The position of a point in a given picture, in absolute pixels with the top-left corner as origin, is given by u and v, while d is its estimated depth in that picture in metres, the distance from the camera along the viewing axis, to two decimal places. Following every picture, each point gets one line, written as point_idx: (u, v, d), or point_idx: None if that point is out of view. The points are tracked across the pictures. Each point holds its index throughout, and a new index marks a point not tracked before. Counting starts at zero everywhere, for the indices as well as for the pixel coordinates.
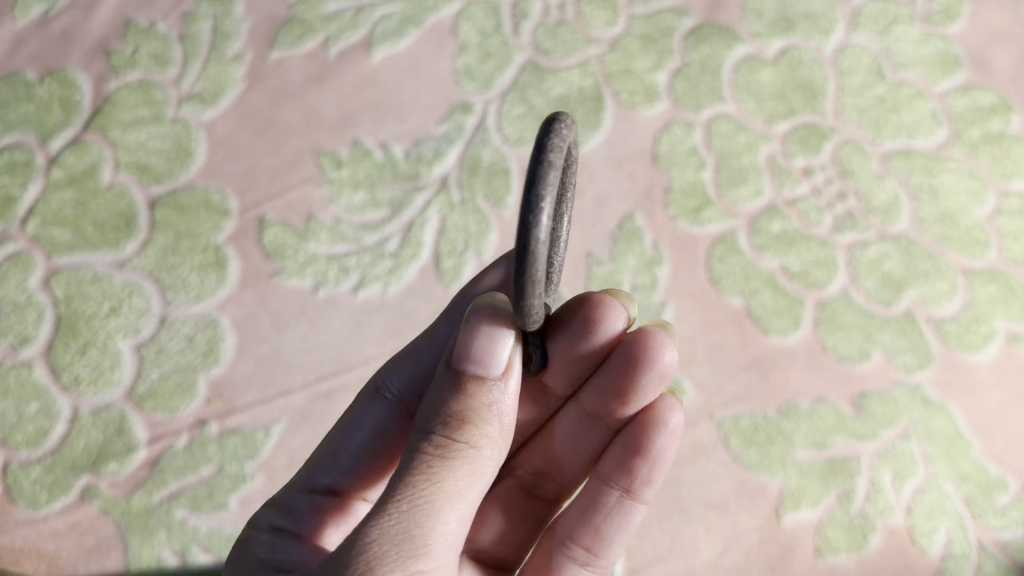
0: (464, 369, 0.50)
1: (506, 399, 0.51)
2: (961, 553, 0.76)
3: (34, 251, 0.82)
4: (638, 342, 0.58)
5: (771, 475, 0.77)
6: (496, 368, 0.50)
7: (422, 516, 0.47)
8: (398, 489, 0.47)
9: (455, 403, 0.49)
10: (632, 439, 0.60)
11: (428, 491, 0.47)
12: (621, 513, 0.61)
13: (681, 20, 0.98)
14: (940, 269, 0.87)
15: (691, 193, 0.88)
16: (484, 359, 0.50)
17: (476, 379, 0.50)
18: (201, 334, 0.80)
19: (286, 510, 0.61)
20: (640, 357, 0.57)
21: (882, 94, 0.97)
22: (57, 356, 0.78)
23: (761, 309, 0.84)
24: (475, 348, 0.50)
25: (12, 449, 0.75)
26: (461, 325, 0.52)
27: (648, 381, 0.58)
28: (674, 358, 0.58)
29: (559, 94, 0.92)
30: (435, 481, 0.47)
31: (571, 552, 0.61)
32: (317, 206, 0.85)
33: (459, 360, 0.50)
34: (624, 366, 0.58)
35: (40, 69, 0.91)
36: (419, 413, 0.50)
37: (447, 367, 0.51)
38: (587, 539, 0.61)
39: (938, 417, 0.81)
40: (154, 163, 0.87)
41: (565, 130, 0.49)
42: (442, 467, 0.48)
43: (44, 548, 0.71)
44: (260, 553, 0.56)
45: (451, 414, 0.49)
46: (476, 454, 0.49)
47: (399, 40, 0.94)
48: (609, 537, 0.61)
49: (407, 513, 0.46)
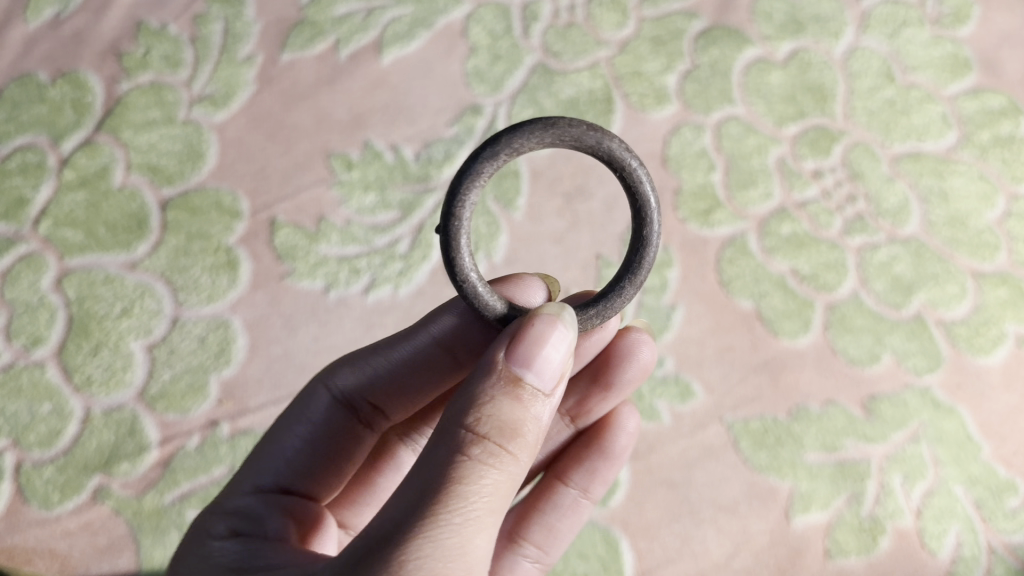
0: (519, 375, 0.50)
1: (549, 412, 0.52)
2: (970, 556, 0.76)
3: (46, 252, 0.82)
4: (619, 342, 0.71)
5: (781, 478, 0.77)
6: (551, 383, 0.51)
7: (473, 531, 0.47)
8: (452, 501, 0.47)
9: (508, 411, 0.49)
10: (593, 437, 0.71)
11: (480, 504, 0.47)
12: (575, 511, 0.70)
13: (690, 22, 0.98)
14: (950, 271, 0.87)
15: (701, 195, 0.89)
16: (544, 372, 0.51)
17: (534, 393, 0.51)
18: (212, 335, 0.80)
19: (248, 515, 0.60)
20: (618, 355, 0.71)
21: (891, 96, 0.96)
22: (69, 356, 0.79)
23: (771, 310, 0.84)
24: (536, 358, 0.51)
25: (24, 449, 0.75)
26: (523, 330, 0.51)
27: (625, 376, 0.71)
28: (651, 358, 0.71)
29: (568, 96, 0.92)
30: (489, 496, 0.48)
31: (523, 549, 0.69)
32: (328, 208, 0.86)
33: (516, 364, 0.50)
34: (606, 361, 0.71)
35: (53, 70, 0.91)
36: (461, 414, 0.49)
37: (495, 368, 0.50)
38: (539, 536, 0.69)
39: (948, 420, 0.81)
40: (166, 164, 0.87)
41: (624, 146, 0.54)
42: (495, 481, 0.48)
43: (57, 547, 0.72)
44: (227, 560, 0.55)
45: (507, 424, 0.49)
46: (523, 467, 0.50)
47: (409, 43, 0.94)
48: (558, 533, 0.70)
49: (462, 527, 0.46)
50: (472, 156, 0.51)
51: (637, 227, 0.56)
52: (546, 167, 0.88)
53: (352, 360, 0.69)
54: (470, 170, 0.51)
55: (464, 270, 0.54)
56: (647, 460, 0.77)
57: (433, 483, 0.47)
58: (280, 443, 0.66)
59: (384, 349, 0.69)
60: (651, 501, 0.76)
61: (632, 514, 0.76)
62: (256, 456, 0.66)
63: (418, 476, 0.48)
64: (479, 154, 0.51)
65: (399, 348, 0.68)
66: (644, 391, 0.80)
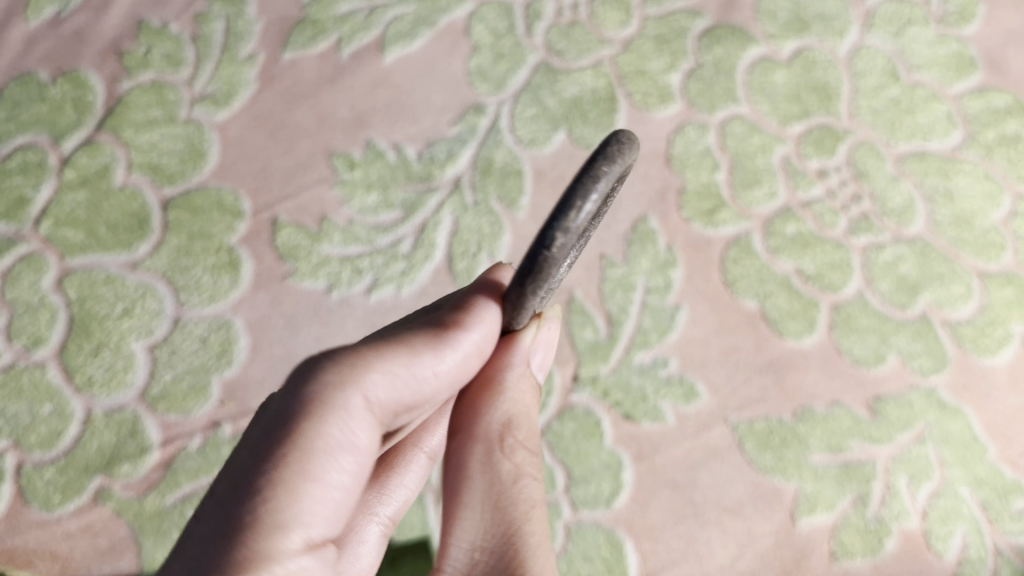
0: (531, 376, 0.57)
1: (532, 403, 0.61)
2: (976, 558, 0.76)
3: (47, 252, 0.82)
4: None
5: (786, 479, 0.77)
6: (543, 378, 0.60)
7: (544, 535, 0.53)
8: (528, 514, 0.52)
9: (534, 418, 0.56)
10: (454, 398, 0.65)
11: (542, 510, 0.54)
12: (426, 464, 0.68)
13: (694, 20, 0.98)
14: (956, 272, 0.87)
15: (705, 194, 0.88)
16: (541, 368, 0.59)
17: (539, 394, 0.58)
18: (214, 335, 0.79)
19: None
20: None
21: (896, 95, 0.96)
22: (70, 357, 0.78)
23: (775, 311, 0.83)
24: (533, 362, 0.58)
25: (25, 451, 0.75)
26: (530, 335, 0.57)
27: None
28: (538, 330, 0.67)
29: (572, 95, 0.92)
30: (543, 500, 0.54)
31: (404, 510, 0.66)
32: (330, 208, 0.85)
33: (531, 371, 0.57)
34: None
35: (53, 69, 0.91)
36: (508, 432, 0.54)
37: (518, 377, 0.56)
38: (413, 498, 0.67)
39: (954, 421, 0.80)
40: (167, 164, 0.87)
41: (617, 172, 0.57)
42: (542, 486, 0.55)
43: (58, 550, 0.71)
44: None
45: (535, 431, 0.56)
46: None
47: (413, 41, 0.94)
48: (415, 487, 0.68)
49: (547, 538, 0.53)
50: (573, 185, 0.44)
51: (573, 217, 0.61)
52: (550, 167, 0.88)
53: (388, 360, 0.49)
54: (596, 189, 0.44)
55: (531, 290, 0.49)
56: (651, 461, 0.77)
57: (516, 505, 0.52)
58: (295, 497, 0.44)
59: (425, 353, 0.50)
60: (654, 502, 0.76)
61: (636, 515, 0.75)
62: (258, 527, 0.42)
63: (489, 496, 0.52)
64: (595, 168, 0.45)
65: (444, 352, 0.51)
66: (647, 392, 0.79)
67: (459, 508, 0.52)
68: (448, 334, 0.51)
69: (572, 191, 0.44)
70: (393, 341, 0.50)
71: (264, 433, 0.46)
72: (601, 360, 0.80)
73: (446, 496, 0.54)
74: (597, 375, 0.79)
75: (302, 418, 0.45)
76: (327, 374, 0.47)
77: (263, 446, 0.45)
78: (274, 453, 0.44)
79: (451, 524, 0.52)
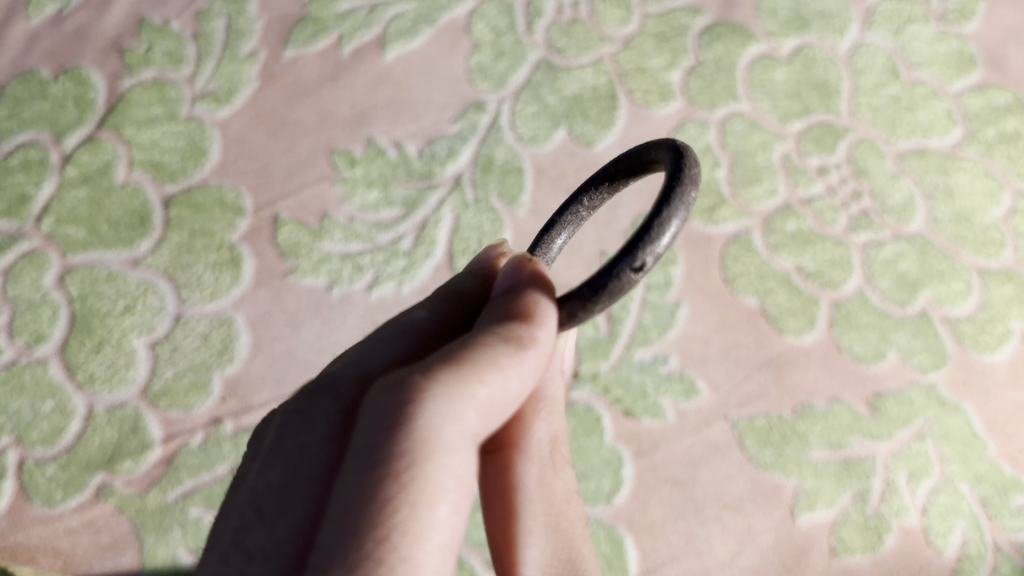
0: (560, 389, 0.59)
1: None
2: (976, 554, 0.76)
3: (49, 249, 0.82)
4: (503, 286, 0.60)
5: (786, 475, 0.77)
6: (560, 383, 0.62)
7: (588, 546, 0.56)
8: (580, 528, 0.55)
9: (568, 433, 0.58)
10: None
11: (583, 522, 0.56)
12: None
13: (694, 18, 0.98)
14: (956, 269, 0.87)
15: (705, 192, 0.88)
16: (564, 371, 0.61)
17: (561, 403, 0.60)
18: (215, 332, 0.80)
19: None
20: None
21: (896, 93, 0.96)
22: (72, 354, 0.79)
23: (776, 308, 0.84)
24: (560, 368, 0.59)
25: (27, 447, 0.75)
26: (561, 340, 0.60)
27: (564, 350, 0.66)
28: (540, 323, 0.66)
29: (572, 92, 0.92)
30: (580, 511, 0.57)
31: None
32: (331, 205, 0.85)
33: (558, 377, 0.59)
34: None
35: (54, 67, 0.91)
36: (553, 449, 0.56)
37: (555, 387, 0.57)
38: None
39: (954, 418, 0.80)
40: (168, 161, 0.87)
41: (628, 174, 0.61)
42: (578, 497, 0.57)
43: (60, 546, 0.72)
44: None
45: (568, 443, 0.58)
46: None
47: (414, 38, 0.94)
48: None
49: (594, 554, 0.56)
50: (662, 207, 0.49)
51: (586, 190, 0.63)
52: (550, 164, 0.88)
53: (485, 384, 0.44)
54: (678, 215, 0.49)
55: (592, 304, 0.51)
56: (651, 458, 0.77)
57: (572, 524, 0.54)
58: (424, 548, 0.40)
59: (512, 369, 0.46)
60: (655, 499, 0.76)
61: (636, 512, 0.75)
62: None
63: (550, 517, 0.53)
64: (677, 194, 0.49)
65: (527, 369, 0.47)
66: (647, 388, 0.79)
67: (523, 534, 0.52)
68: (528, 350, 0.48)
69: (660, 215, 0.48)
70: (480, 359, 0.45)
71: (371, 480, 0.41)
72: (601, 357, 0.80)
73: (501, 519, 0.53)
74: (597, 372, 0.80)
75: (414, 459, 0.41)
76: (431, 407, 0.42)
77: (377, 496, 0.40)
78: (396, 503, 0.40)
79: (516, 551, 0.52)
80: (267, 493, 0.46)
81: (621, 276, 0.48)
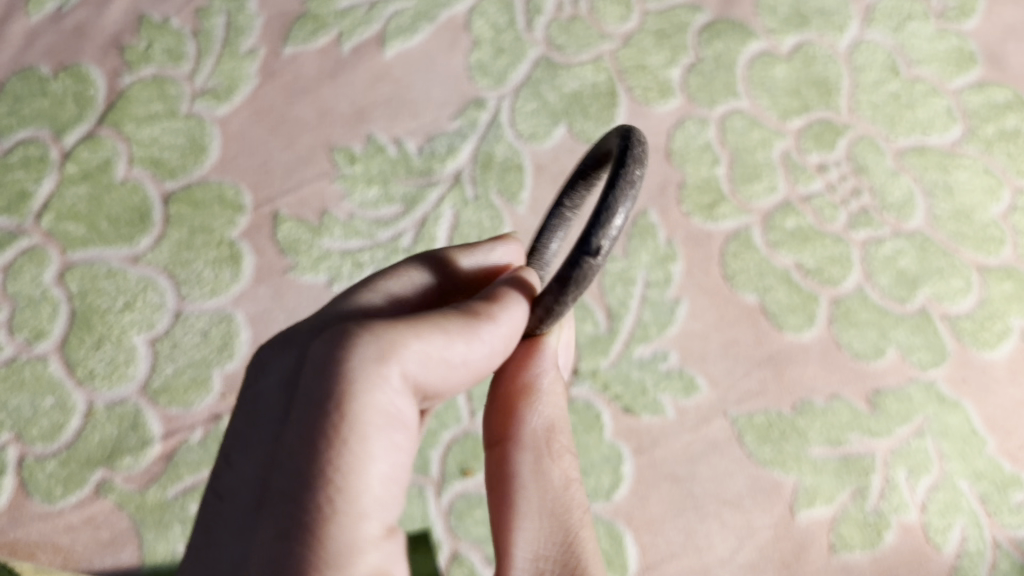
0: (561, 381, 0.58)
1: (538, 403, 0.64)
2: (975, 551, 0.76)
3: (49, 246, 0.82)
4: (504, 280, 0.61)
5: (785, 472, 0.77)
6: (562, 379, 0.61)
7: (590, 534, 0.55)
8: (579, 514, 0.54)
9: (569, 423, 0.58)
10: None
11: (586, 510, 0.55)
12: None
13: (694, 15, 0.98)
14: (955, 266, 0.87)
15: (704, 189, 0.88)
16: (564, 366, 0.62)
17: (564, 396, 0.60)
18: (215, 329, 0.80)
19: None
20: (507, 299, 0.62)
21: (896, 90, 0.96)
22: (71, 350, 0.79)
23: (775, 305, 0.84)
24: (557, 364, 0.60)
25: (27, 444, 0.75)
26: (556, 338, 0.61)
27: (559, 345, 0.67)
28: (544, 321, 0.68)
29: (572, 89, 0.92)
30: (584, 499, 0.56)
31: None
32: (330, 202, 0.85)
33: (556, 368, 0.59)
34: None
35: (54, 64, 0.91)
36: (550, 436, 0.55)
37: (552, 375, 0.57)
38: None
39: (953, 415, 0.80)
40: (168, 158, 0.87)
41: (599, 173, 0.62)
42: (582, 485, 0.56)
43: (59, 542, 0.72)
44: None
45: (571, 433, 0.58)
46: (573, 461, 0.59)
47: (413, 35, 0.94)
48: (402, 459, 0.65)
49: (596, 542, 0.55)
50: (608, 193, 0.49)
51: (563, 197, 0.63)
52: (550, 161, 0.88)
53: (421, 338, 0.46)
54: (625, 197, 0.49)
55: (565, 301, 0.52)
56: (650, 454, 0.77)
57: (570, 510, 0.54)
58: (360, 485, 0.42)
59: (457, 335, 0.48)
60: (654, 496, 0.76)
61: (635, 508, 0.75)
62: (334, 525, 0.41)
63: (544, 501, 0.53)
64: (622, 176, 0.50)
65: (472, 334, 0.49)
66: (647, 385, 0.79)
67: (517, 518, 0.53)
68: (479, 320, 0.49)
69: (608, 200, 0.49)
70: (424, 319, 0.47)
71: (312, 418, 0.42)
72: (601, 353, 0.80)
73: (497, 505, 0.54)
74: (596, 369, 0.80)
75: (347, 401, 0.42)
76: (369, 357, 0.44)
77: (313, 437, 0.42)
78: (330, 442, 0.42)
79: (510, 534, 0.52)
80: (237, 439, 0.47)
81: (582, 263, 0.48)
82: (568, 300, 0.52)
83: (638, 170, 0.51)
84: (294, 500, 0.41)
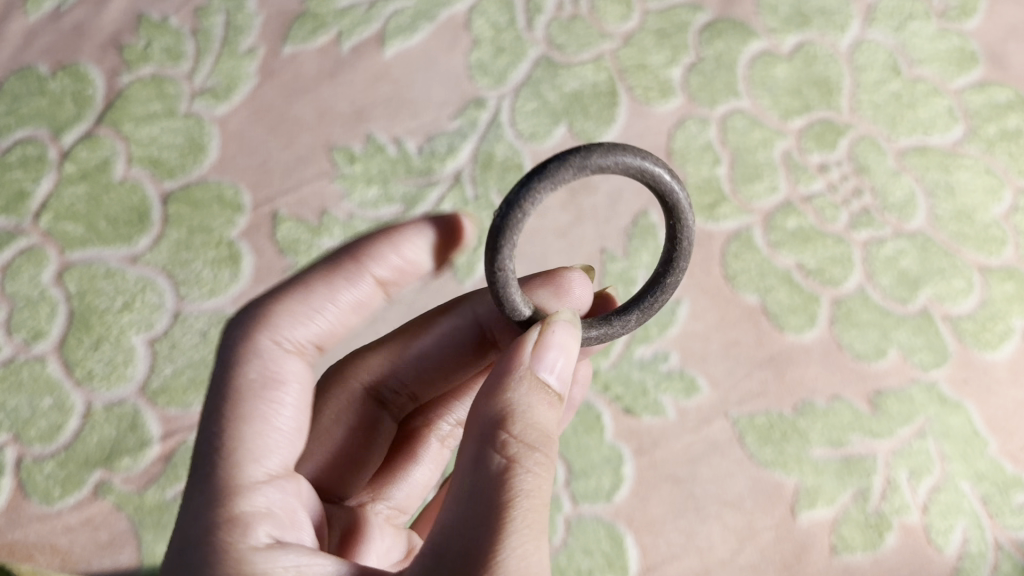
0: (542, 379, 0.49)
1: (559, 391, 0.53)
2: (977, 552, 0.76)
3: (47, 245, 0.82)
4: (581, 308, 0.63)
5: (786, 473, 0.77)
6: (566, 387, 0.50)
7: (528, 531, 0.44)
8: (507, 510, 0.44)
9: (544, 418, 0.47)
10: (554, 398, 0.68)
11: (530, 507, 0.44)
12: None
13: (695, 15, 0.97)
14: (957, 266, 0.87)
15: (705, 189, 0.88)
16: (564, 376, 0.50)
17: (556, 395, 0.49)
18: (214, 329, 0.79)
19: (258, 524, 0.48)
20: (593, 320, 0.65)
21: (897, 90, 0.96)
22: (70, 351, 0.78)
23: (776, 305, 0.83)
24: (552, 364, 0.49)
25: (25, 445, 0.75)
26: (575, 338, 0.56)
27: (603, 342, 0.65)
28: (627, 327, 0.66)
29: (573, 89, 0.92)
30: (537, 496, 0.45)
31: None
32: (330, 202, 0.85)
33: (540, 364, 0.49)
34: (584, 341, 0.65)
35: (53, 63, 0.90)
36: (498, 425, 0.46)
37: (522, 369, 0.49)
38: None
39: (954, 415, 0.80)
40: (167, 157, 0.86)
41: (687, 222, 0.52)
42: (534, 479, 0.45)
43: (58, 543, 0.71)
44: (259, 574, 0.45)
45: (537, 429, 0.47)
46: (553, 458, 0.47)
47: (413, 35, 0.93)
48: None
49: (535, 541, 0.44)
50: (534, 174, 0.48)
51: (661, 274, 0.55)
52: None
53: (299, 307, 0.57)
54: (547, 180, 0.48)
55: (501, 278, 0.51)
56: (651, 455, 0.77)
57: (500, 505, 0.44)
58: (251, 433, 0.51)
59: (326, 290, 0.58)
60: (654, 497, 0.76)
61: (636, 509, 0.75)
62: (227, 467, 0.50)
63: (471, 493, 0.45)
64: (558, 164, 0.48)
65: (336, 291, 0.58)
66: (648, 385, 0.79)
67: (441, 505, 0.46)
68: (355, 270, 0.59)
69: (528, 181, 0.48)
70: (300, 292, 0.58)
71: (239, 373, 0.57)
72: (601, 354, 0.80)
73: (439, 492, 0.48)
74: (597, 369, 0.80)
75: (243, 362, 0.54)
76: (255, 330, 0.55)
77: (216, 398, 0.52)
78: (234, 395, 0.52)
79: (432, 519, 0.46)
80: None
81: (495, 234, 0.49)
82: (513, 236, 0.49)
83: (585, 158, 0.48)
84: (201, 452, 0.51)
